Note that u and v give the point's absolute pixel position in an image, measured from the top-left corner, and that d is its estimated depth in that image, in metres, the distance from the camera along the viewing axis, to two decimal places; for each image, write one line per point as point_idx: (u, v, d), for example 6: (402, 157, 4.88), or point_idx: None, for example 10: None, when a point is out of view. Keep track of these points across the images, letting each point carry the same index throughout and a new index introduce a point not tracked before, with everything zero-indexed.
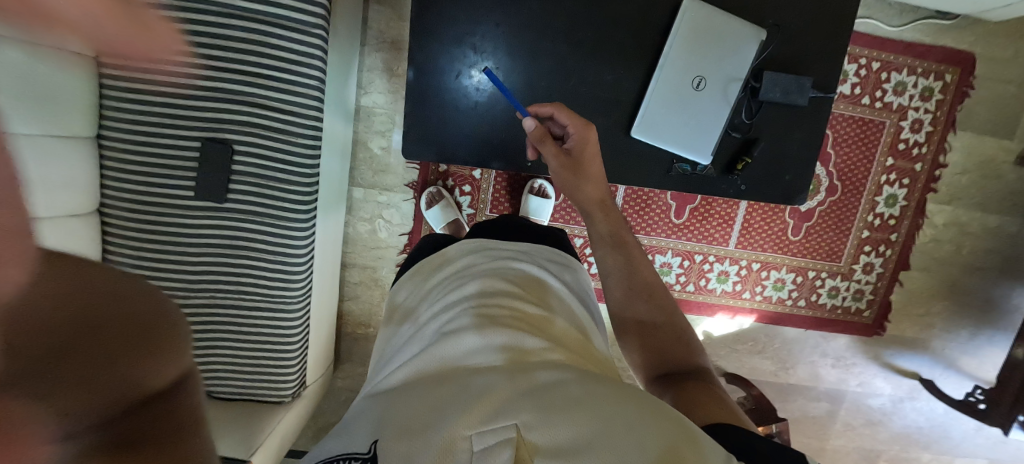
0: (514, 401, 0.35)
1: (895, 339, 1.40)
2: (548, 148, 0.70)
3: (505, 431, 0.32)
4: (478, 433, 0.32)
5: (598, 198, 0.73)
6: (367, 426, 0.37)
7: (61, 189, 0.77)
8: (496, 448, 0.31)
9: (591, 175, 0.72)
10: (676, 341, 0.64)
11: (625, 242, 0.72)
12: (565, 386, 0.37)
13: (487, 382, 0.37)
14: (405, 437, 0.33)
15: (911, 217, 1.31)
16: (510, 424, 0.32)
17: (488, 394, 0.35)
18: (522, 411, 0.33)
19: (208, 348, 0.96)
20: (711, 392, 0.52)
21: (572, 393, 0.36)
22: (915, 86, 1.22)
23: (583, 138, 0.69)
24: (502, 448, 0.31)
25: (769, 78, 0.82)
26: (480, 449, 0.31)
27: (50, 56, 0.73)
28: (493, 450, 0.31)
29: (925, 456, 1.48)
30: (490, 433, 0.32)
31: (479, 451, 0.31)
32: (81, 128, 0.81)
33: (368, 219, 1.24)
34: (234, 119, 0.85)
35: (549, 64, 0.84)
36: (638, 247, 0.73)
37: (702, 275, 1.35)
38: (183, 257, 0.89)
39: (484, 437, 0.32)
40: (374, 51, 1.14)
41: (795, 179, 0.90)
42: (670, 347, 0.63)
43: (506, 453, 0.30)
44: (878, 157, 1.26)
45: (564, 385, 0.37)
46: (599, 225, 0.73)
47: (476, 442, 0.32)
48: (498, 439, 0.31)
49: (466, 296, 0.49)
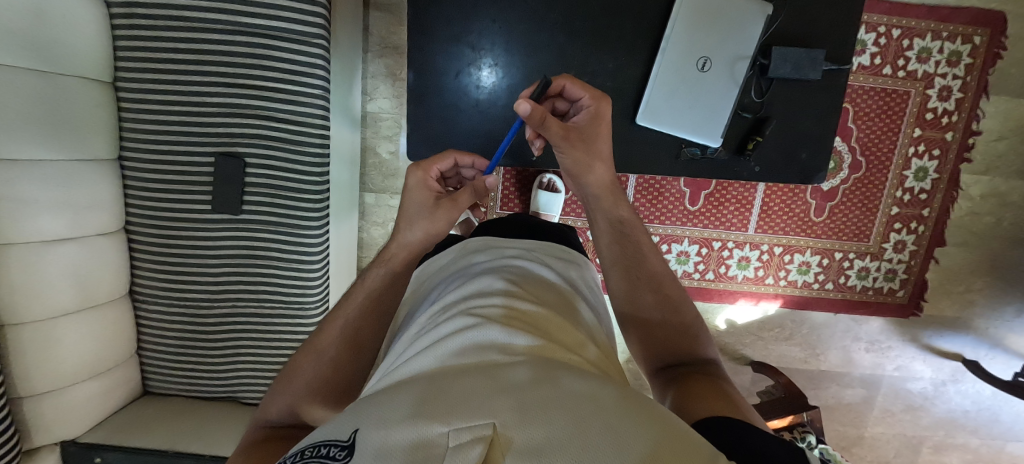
0: (497, 393, 0.29)
1: (933, 319, 1.33)
2: (553, 128, 0.57)
3: (482, 427, 0.26)
4: (454, 428, 0.26)
5: (607, 180, 0.65)
6: (340, 418, 0.32)
7: (87, 210, 0.82)
8: (470, 443, 0.24)
9: (600, 153, 0.63)
10: (684, 334, 0.60)
11: (630, 230, 0.67)
12: (554, 381, 0.31)
13: (474, 374, 0.33)
14: (373, 426, 0.28)
15: (944, 189, 1.24)
16: (488, 420, 0.26)
17: (472, 385, 0.31)
18: (501, 407, 0.28)
19: (234, 355, 1.00)
20: (714, 387, 0.49)
21: (562, 388, 0.30)
22: (941, 51, 1.16)
23: (598, 114, 0.61)
24: (474, 444, 0.25)
25: (778, 53, 0.79)
26: (453, 444, 0.25)
27: (72, 84, 0.77)
28: (465, 446, 0.24)
29: (973, 441, 1.41)
30: (467, 428, 0.26)
31: (451, 447, 0.25)
32: (104, 151, 0.85)
33: (381, 223, 1.26)
34: (244, 133, 0.87)
35: (548, 57, 0.83)
36: (645, 235, 0.67)
37: (721, 263, 1.32)
38: (205, 269, 0.93)
39: (457, 433, 0.26)
40: (377, 56, 1.15)
41: (812, 156, 0.86)
42: (675, 339, 0.59)
43: (478, 449, 0.24)
44: (904, 129, 1.20)
45: (556, 380, 0.31)
46: (613, 208, 0.67)
47: (451, 437, 0.25)
48: (472, 435, 0.25)
49: (464, 300, 0.48)
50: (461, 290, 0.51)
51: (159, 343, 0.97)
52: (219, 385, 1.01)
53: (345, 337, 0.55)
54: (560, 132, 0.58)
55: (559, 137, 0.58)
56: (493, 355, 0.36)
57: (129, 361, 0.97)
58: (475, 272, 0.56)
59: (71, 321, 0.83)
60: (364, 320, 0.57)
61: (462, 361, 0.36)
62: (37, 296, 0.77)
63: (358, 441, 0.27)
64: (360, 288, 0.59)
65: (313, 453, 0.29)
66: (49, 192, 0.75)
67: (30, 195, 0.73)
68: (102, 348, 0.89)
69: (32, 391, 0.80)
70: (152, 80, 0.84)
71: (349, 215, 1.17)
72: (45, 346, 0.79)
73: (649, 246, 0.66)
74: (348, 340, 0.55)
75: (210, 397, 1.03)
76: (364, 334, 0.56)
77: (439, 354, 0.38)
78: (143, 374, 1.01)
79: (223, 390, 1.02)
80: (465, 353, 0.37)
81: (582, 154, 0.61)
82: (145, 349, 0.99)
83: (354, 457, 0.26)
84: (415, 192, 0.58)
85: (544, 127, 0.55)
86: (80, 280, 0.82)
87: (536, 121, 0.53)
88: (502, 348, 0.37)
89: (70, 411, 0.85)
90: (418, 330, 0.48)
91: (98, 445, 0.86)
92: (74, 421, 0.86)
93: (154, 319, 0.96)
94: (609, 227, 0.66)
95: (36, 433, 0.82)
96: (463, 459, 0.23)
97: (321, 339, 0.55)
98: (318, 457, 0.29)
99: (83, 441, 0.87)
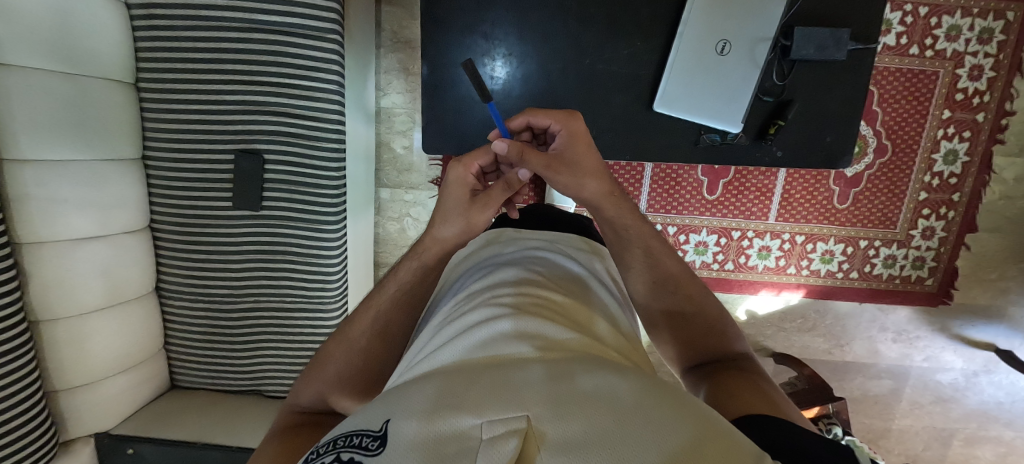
0: (528, 387, 0.29)
1: (964, 308, 1.29)
2: (533, 160, 0.51)
3: (516, 421, 0.26)
4: (487, 421, 0.26)
5: (603, 191, 0.57)
6: (370, 407, 0.32)
7: (114, 209, 0.84)
8: (504, 436, 0.24)
9: (591, 170, 0.55)
10: (711, 329, 0.59)
11: (640, 235, 0.61)
12: (585, 375, 0.31)
13: (504, 367, 0.33)
14: (405, 416, 0.28)
15: (975, 173, 1.19)
16: (521, 414, 0.26)
17: (503, 378, 0.31)
18: (535, 401, 0.27)
19: (258, 349, 1.01)
20: (747, 380, 0.49)
21: (594, 383, 0.30)
22: (972, 29, 1.11)
23: (574, 133, 0.54)
24: (509, 437, 0.24)
25: (800, 34, 0.76)
26: (487, 437, 0.25)
27: (95, 85, 0.78)
28: (499, 438, 0.24)
29: (1007, 434, 1.36)
30: (500, 422, 0.26)
31: (486, 440, 0.25)
32: (128, 151, 0.87)
33: (397, 218, 1.27)
34: (263, 130, 0.89)
35: (563, 45, 0.82)
36: (654, 236, 0.62)
37: (741, 253, 1.29)
38: (228, 265, 0.94)
39: (492, 426, 0.25)
40: (390, 51, 1.15)
41: (837, 140, 0.84)
42: (703, 336, 0.59)
43: (513, 441, 0.24)
44: (933, 110, 1.16)
45: (588, 373, 0.31)
46: (616, 215, 0.59)
47: (484, 430, 0.25)
48: (506, 428, 0.25)
49: (489, 291, 0.48)
50: (484, 281, 0.51)
51: (185, 338, 1.00)
52: (244, 379, 1.04)
53: (374, 330, 0.55)
54: (541, 161, 0.52)
55: (541, 167, 0.52)
56: (522, 346, 0.36)
57: (157, 356, 1.00)
58: (496, 264, 0.56)
59: (102, 318, 0.85)
60: (395, 314, 0.56)
61: (491, 352, 0.36)
62: (69, 293, 0.79)
63: (390, 431, 0.27)
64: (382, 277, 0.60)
65: (346, 442, 0.30)
66: (78, 192, 0.77)
67: (60, 195, 0.75)
68: (131, 344, 0.91)
69: (67, 385, 0.82)
70: (173, 80, 0.86)
71: (365, 211, 1.18)
72: (77, 342, 0.82)
73: (660, 246, 0.61)
74: (381, 333, 0.55)
75: (235, 391, 1.05)
76: (394, 327, 0.56)
77: (467, 344, 0.38)
78: (171, 369, 1.04)
79: (248, 384, 1.04)
80: (494, 343, 0.37)
81: (567, 178, 0.54)
82: (172, 345, 1.01)
83: (387, 447, 0.26)
84: (451, 188, 0.53)
85: (524, 162, 0.51)
86: (109, 277, 0.85)
87: (514, 158, 0.50)
88: (530, 339, 0.37)
89: (102, 404, 0.88)
90: (441, 321, 0.48)
91: (130, 436, 0.88)
92: (107, 414, 0.89)
93: (180, 315, 0.98)
94: (612, 236, 0.61)
95: (71, 426, 0.85)
96: (499, 452, 0.23)
97: (354, 329, 0.56)
98: (350, 447, 0.29)
99: (115, 433, 0.89)
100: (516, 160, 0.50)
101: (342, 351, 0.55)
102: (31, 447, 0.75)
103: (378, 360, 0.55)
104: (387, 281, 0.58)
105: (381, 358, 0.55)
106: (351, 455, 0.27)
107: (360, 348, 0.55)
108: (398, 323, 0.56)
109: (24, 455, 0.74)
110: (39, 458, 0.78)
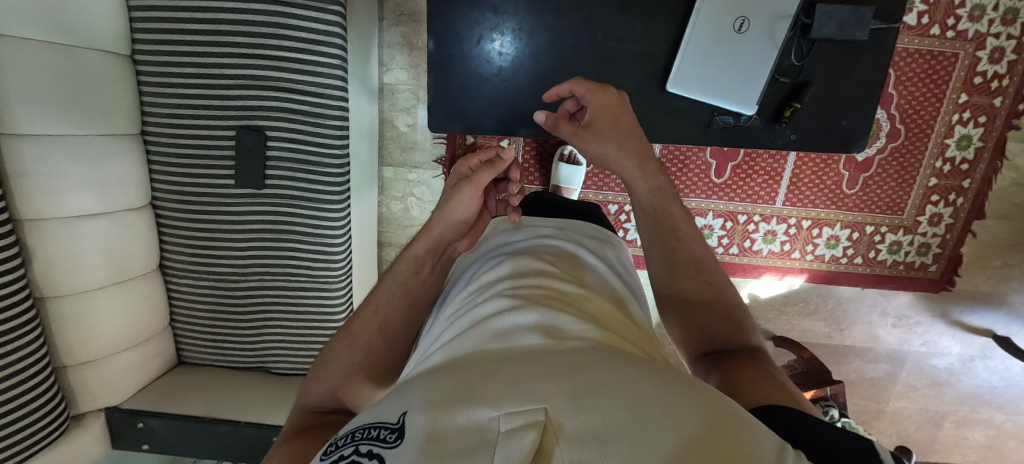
0: (544, 378, 0.29)
1: (966, 294, 1.29)
2: (563, 127, 0.61)
3: (534, 412, 0.26)
4: (505, 413, 0.26)
5: (638, 159, 0.61)
6: (386, 400, 0.32)
7: (115, 186, 0.82)
8: (522, 429, 0.24)
9: (624, 143, 0.61)
10: (730, 318, 0.58)
11: (667, 213, 0.63)
12: (601, 365, 0.31)
13: (520, 359, 0.33)
14: (421, 408, 0.28)
15: (988, 159, 1.17)
16: (539, 406, 0.26)
17: (521, 369, 0.31)
18: (553, 393, 0.27)
19: (265, 328, 1.02)
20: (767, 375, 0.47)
21: (613, 373, 0.29)
22: (996, 9, 1.07)
23: (599, 105, 0.60)
24: (529, 430, 0.24)
25: (823, 11, 0.73)
26: (505, 429, 0.25)
27: (90, 57, 0.75)
28: (517, 431, 0.24)
29: (998, 417, 1.38)
30: (518, 413, 0.26)
31: (503, 432, 0.25)
32: (127, 126, 0.85)
33: (400, 197, 1.25)
34: (264, 106, 0.86)
35: (574, 20, 0.79)
36: (684, 219, 0.63)
37: (746, 237, 1.29)
38: (232, 244, 0.94)
39: (512, 419, 0.25)
40: (393, 24, 1.12)
41: (852, 123, 0.82)
42: (718, 324, 0.57)
43: (531, 435, 0.24)
44: (949, 94, 1.13)
45: (604, 365, 0.31)
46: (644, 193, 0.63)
47: (502, 422, 0.25)
48: (524, 420, 0.25)
49: (502, 281, 0.47)
50: (495, 271, 0.51)
51: (192, 317, 1.00)
52: (251, 357, 1.04)
53: (380, 327, 0.55)
54: (570, 130, 0.61)
55: (568, 134, 0.61)
56: (535, 338, 0.36)
57: (164, 333, 1.00)
58: (508, 253, 0.55)
59: (108, 295, 0.85)
60: (398, 312, 0.56)
61: (504, 345, 0.36)
62: (74, 269, 0.79)
63: (407, 423, 0.27)
64: (408, 261, 0.57)
65: (364, 435, 0.29)
66: (78, 168, 0.76)
67: (59, 171, 0.73)
68: (139, 321, 0.92)
69: (76, 360, 0.83)
70: (169, 52, 0.83)
71: (368, 191, 1.16)
72: (84, 318, 0.82)
73: (688, 230, 0.63)
74: (383, 330, 0.55)
75: (243, 368, 1.06)
76: (396, 325, 0.56)
77: (480, 335, 0.38)
78: (178, 347, 1.04)
79: (254, 361, 1.05)
80: (508, 336, 0.37)
81: (598, 149, 0.61)
82: (179, 323, 1.01)
83: (404, 440, 0.25)
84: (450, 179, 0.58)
85: (557, 129, 0.61)
86: (113, 255, 0.84)
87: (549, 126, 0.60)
88: (544, 331, 0.37)
89: (111, 379, 0.89)
90: (453, 309, 0.48)
91: (140, 411, 0.90)
92: (116, 389, 0.90)
93: (186, 294, 0.99)
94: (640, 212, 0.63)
95: (81, 402, 0.86)
96: (517, 445, 0.23)
97: (358, 326, 0.55)
98: (368, 439, 0.29)
99: (125, 407, 0.91)
100: (550, 127, 0.60)
101: (352, 352, 0.54)
102: (43, 421, 0.77)
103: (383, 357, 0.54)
104: (387, 278, 0.57)
105: (387, 353, 0.55)
106: (369, 448, 0.27)
107: (364, 345, 0.54)
108: (398, 323, 0.56)
109: (36, 428, 0.75)
110: (51, 433, 0.79)
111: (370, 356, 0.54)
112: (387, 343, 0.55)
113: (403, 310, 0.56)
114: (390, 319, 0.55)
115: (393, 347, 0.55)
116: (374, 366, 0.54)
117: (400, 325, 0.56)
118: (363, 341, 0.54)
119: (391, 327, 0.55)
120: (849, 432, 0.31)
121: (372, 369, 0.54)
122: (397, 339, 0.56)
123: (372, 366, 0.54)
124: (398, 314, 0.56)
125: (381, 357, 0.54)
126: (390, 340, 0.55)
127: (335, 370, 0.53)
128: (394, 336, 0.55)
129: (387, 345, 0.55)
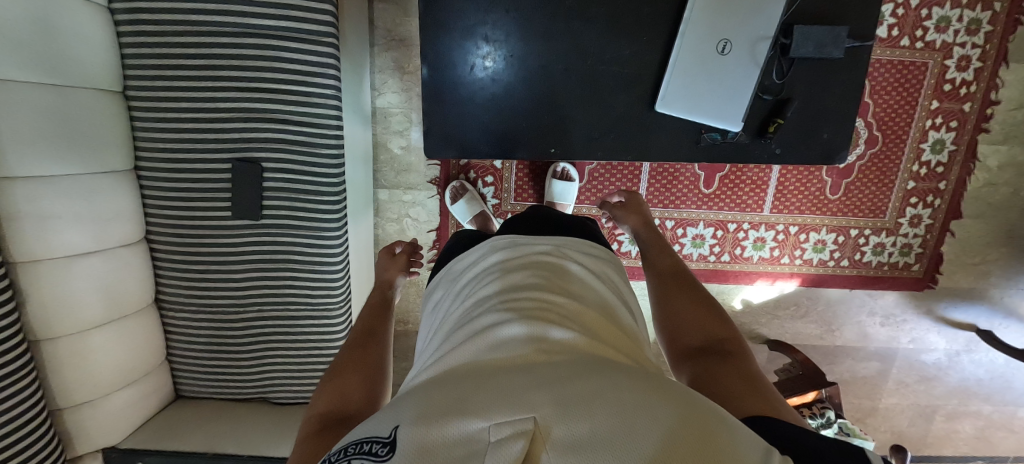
0: (536, 389, 0.30)
1: (948, 291, 1.33)
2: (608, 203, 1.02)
3: (522, 422, 0.26)
4: (495, 424, 0.27)
5: (641, 221, 0.93)
6: (382, 414, 0.33)
7: (110, 222, 0.82)
8: (511, 439, 0.25)
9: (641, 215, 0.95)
10: (711, 318, 0.61)
11: (658, 243, 0.82)
12: (589, 375, 0.32)
13: (514, 372, 0.34)
14: (414, 421, 0.29)
15: (961, 162, 1.22)
16: (528, 415, 0.27)
17: (515, 381, 0.32)
18: (543, 402, 0.28)
19: (262, 356, 1.01)
20: (747, 374, 0.49)
21: (601, 382, 0.30)
22: (961, 20, 1.12)
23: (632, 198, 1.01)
24: (516, 439, 0.25)
25: (800, 32, 0.77)
26: (493, 440, 0.25)
27: (78, 93, 0.75)
28: (506, 440, 0.25)
29: (986, 409, 1.42)
30: (507, 424, 0.26)
31: (492, 443, 0.25)
32: (119, 162, 0.84)
33: (396, 218, 1.26)
34: (259, 137, 0.87)
35: (563, 46, 0.81)
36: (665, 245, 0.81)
37: (737, 244, 1.32)
38: (224, 270, 0.93)
39: (501, 429, 0.26)
40: (384, 50, 1.13)
41: (833, 136, 0.85)
42: (701, 323, 0.61)
43: (519, 444, 0.24)
44: (922, 101, 1.18)
45: (596, 375, 0.32)
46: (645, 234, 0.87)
47: (491, 433, 0.26)
48: (513, 429, 0.26)
49: (496, 295, 0.49)
50: (489, 286, 0.52)
51: (186, 347, 0.99)
52: (248, 386, 1.03)
53: (364, 340, 0.64)
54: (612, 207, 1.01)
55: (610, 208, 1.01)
56: (528, 350, 0.37)
57: (161, 366, 0.99)
58: (503, 270, 0.56)
59: (104, 333, 0.84)
60: (374, 328, 0.67)
61: (498, 355, 0.37)
62: (68, 310, 0.78)
63: (397, 437, 0.28)
64: None
65: (356, 450, 0.30)
66: (72, 206, 0.75)
67: (51, 211, 0.73)
68: (136, 357, 0.90)
69: (70, 402, 0.82)
70: (163, 88, 0.83)
71: (364, 215, 1.16)
72: (78, 358, 0.81)
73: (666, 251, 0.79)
74: (367, 340, 0.64)
75: (240, 399, 1.04)
76: (375, 333, 0.66)
77: (477, 346, 0.39)
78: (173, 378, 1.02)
79: (252, 390, 1.04)
80: (502, 347, 0.38)
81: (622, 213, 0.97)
82: (173, 353, 1.00)
83: (394, 453, 0.26)
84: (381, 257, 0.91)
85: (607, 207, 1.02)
86: (108, 292, 0.83)
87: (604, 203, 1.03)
88: (537, 343, 0.38)
89: (107, 419, 0.87)
90: (451, 324, 0.49)
91: (137, 449, 0.88)
92: (112, 428, 0.88)
93: (179, 323, 0.97)
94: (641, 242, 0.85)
95: (77, 442, 0.84)
96: (505, 454, 0.24)
97: (347, 347, 0.62)
98: (361, 454, 0.29)
99: (122, 446, 0.89)
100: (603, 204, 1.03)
101: (362, 356, 0.60)
102: None
103: (373, 356, 0.61)
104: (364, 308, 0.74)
105: (374, 352, 0.62)
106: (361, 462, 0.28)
107: (355, 351, 0.61)
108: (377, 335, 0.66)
109: None
110: None
111: (363, 357, 0.60)
112: (372, 347, 0.63)
113: (380, 328, 0.68)
114: (381, 339, 0.66)
115: (377, 349, 0.63)
116: (369, 361, 0.60)
117: (377, 335, 0.66)
118: (357, 350, 0.61)
119: (373, 338, 0.65)
120: (831, 436, 0.31)
121: (369, 363, 0.59)
122: (379, 346, 0.64)
123: (368, 361, 0.59)
124: (376, 328, 0.67)
125: (372, 357, 0.61)
126: (373, 345, 0.63)
127: (335, 379, 0.56)
128: (376, 343, 0.64)
129: (373, 347, 0.63)
